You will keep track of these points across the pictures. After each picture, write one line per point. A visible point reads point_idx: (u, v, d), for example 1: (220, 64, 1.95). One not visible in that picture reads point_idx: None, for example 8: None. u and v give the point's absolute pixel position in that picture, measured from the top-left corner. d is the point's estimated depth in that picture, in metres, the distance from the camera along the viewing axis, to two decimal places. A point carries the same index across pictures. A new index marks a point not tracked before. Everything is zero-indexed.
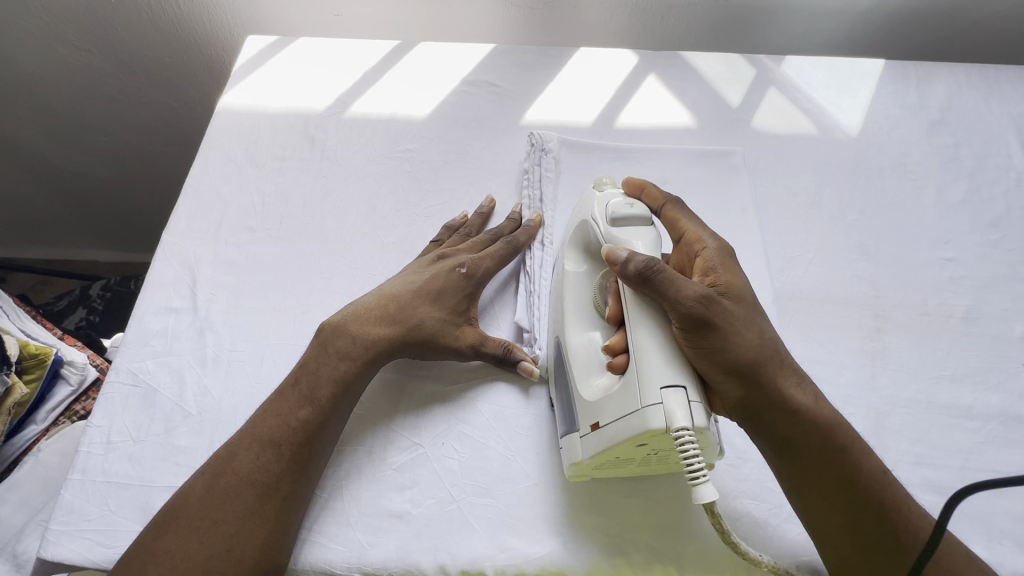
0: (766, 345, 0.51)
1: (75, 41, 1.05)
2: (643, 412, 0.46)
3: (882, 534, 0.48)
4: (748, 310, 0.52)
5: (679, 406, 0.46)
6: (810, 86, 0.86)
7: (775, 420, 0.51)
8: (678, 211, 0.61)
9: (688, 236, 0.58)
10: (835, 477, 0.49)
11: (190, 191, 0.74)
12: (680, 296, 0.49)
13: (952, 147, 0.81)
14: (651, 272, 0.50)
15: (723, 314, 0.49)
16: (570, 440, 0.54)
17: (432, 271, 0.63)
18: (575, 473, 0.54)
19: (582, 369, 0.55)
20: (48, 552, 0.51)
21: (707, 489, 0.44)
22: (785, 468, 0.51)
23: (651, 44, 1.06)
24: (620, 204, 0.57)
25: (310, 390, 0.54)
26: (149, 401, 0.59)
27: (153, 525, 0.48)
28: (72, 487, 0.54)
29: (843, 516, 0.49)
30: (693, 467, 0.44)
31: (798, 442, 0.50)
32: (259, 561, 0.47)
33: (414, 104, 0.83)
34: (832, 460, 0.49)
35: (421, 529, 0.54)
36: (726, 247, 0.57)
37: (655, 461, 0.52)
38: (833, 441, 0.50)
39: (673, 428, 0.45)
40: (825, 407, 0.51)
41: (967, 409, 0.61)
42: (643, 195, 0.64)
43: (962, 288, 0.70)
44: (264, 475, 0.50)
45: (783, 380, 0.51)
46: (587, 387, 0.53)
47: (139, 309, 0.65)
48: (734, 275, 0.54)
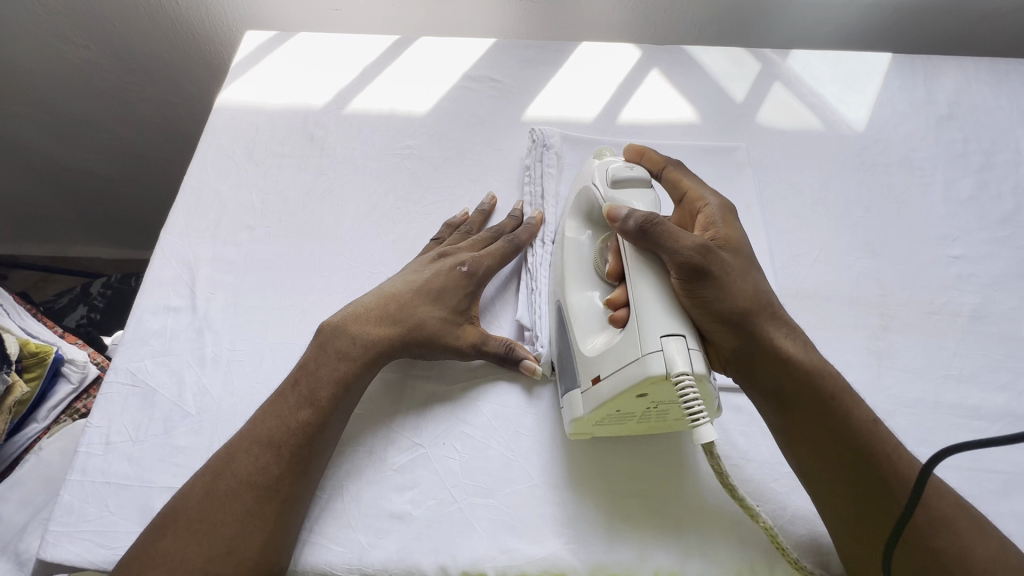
0: (761, 298, 0.53)
1: (73, 37, 1.04)
2: (644, 360, 0.47)
3: (871, 489, 0.48)
4: (744, 262, 0.54)
5: (679, 352, 0.47)
6: (816, 80, 0.85)
7: (767, 370, 0.52)
8: (679, 172, 0.63)
9: (690, 194, 0.61)
10: (827, 427, 0.50)
11: (189, 189, 0.73)
12: (679, 246, 0.51)
13: (960, 143, 0.80)
14: (650, 225, 0.52)
15: (719, 264, 0.51)
16: (570, 397, 0.55)
17: (433, 269, 0.62)
18: (575, 430, 0.55)
19: (582, 326, 0.56)
20: (47, 553, 0.51)
21: (707, 430, 0.45)
22: (779, 420, 0.52)
23: (654, 38, 1.04)
24: (621, 168, 0.60)
25: (311, 391, 0.53)
26: (148, 401, 0.59)
27: (152, 529, 0.47)
28: (71, 488, 0.54)
29: (835, 468, 0.49)
30: (693, 411, 0.45)
31: (791, 393, 0.51)
32: (259, 563, 0.47)
33: (414, 100, 0.82)
34: (826, 411, 0.50)
35: (421, 529, 0.53)
36: (728, 204, 0.59)
37: (654, 418, 0.53)
38: (824, 392, 0.50)
39: (673, 373, 0.46)
40: (819, 357, 0.52)
41: (974, 409, 0.61)
42: (641, 161, 0.65)
43: (970, 286, 0.69)
44: (263, 477, 0.49)
45: (777, 330, 0.52)
46: (587, 343, 0.55)
47: (137, 308, 0.64)
48: (733, 229, 0.56)
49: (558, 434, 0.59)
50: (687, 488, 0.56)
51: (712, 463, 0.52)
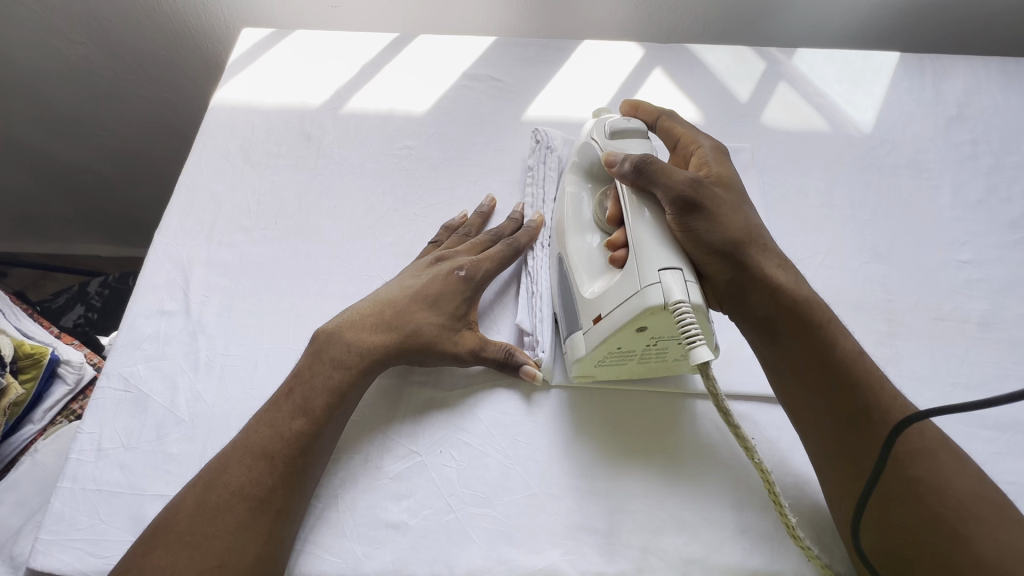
0: (751, 230, 0.56)
1: (70, 34, 1.03)
2: (643, 293, 0.50)
3: (852, 414, 0.50)
4: (735, 198, 0.58)
5: (676, 283, 0.50)
6: (822, 80, 0.84)
7: (757, 298, 0.55)
8: (672, 120, 0.66)
9: (684, 139, 0.64)
10: (809, 352, 0.53)
11: (183, 191, 0.72)
12: (672, 181, 0.55)
13: (969, 145, 0.78)
14: (644, 164, 0.56)
15: (709, 198, 0.55)
16: (573, 340, 0.58)
17: (430, 274, 0.61)
18: (579, 373, 0.58)
19: (582, 272, 0.59)
20: (38, 562, 0.50)
21: (702, 351, 0.46)
22: (767, 347, 0.56)
23: (657, 36, 1.03)
24: (618, 121, 0.63)
25: (305, 401, 0.52)
26: (140, 407, 0.58)
27: (142, 541, 0.46)
28: (62, 495, 0.53)
29: (816, 394, 0.52)
30: (689, 334, 0.47)
31: (777, 320, 0.55)
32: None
33: (413, 100, 0.80)
34: (808, 336, 0.53)
35: (417, 540, 0.52)
36: (720, 147, 0.63)
37: (655, 357, 0.56)
38: (809, 319, 0.53)
39: (670, 302, 0.49)
40: (804, 287, 0.55)
41: (982, 418, 0.59)
42: (637, 113, 0.69)
43: (978, 291, 0.68)
44: (257, 489, 0.48)
45: (766, 260, 0.56)
46: (589, 286, 0.57)
47: (131, 311, 0.63)
48: (725, 168, 0.60)
49: (558, 444, 0.58)
50: (692, 501, 0.55)
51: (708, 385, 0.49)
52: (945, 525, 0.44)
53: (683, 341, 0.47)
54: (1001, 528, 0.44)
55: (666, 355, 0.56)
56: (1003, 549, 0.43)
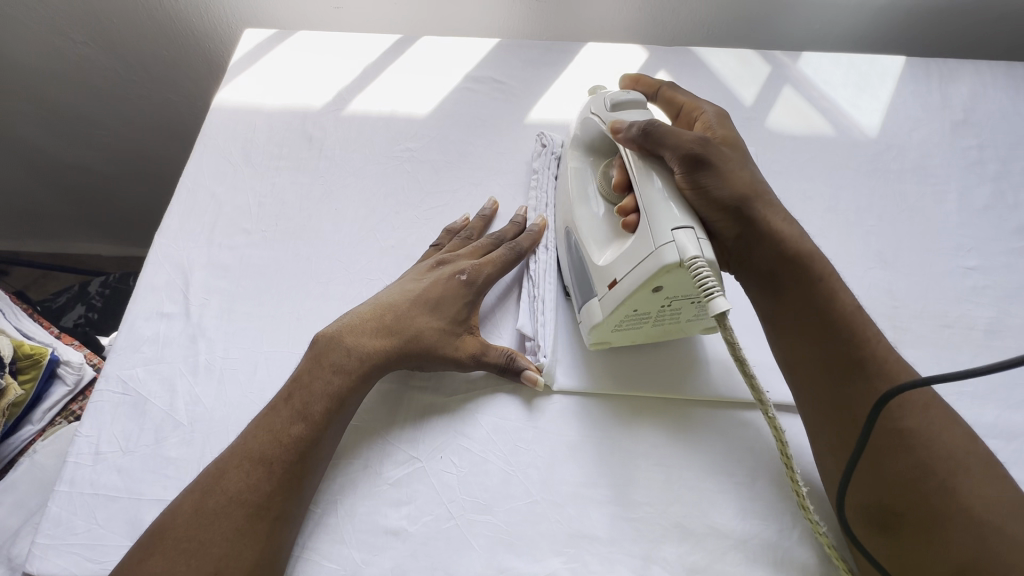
0: (756, 185, 0.57)
1: (71, 33, 1.02)
2: (658, 252, 0.50)
3: (851, 368, 0.50)
4: (740, 156, 0.59)
5: (690, 241, 0.49)
6: (827, 84, 0.83)
7: (763, 253, 0.55)
8: (673, 90, 0.67)
9: (687, 107, 0.65)
10: (811, 303, 0.53)
11: (184, 192, 0.72)
12: (680, 141, 0.54)
13: (976, 150, 0.78)
14: (651, 128, 0.55)
15: (717, 156, 0.55)
16: (588, 307, 0.58)
17: (431, 278, 0.60)
18: (596, 339, 0.58)
19: (594, 241, 0.59)
20: (35, 567, 0.50)
21: (720, 302, 0.47)
22: (772, 306, 0.56)
23: (661, 39, 1.02)
24: (617, 93, 0.62)
25: (304, 406, 0.52)
26: (139, 410, 0.58)
27: (139, 547, 0.46)
28: (59, 499, 0.53)
29: (817, 347, 0.52)
30: (706, 286, 0.47)
31: (781, 273, 0.55)
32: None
33: (415, 103, 0.80)
34: (810, 289, 0.54)
35: (417, 547, 0.52)
36: (722, 111, 0.64)
37: (669, 320, 0.56)
38: (811, 271, 0.54)
39: (686, 259, 0.49)
40: (806, 241, 0.56)
41: (989, 427, 0.59)
42: (638, 87, 0.70)
43: (984, 299, 0.67)
44: (255, 495, 0.48)
45: (771, 215, 0.56)
46: (601, 254, 0.57)
47: (130, 313, 0.63)
48: (729, 130, 0.61)
49: (559, 449, 0.57)
50: (694, 509, 0.54)
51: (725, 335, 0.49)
52: (933, 477, 0.45)
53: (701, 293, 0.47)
54: (987, 482, 0.45)
55: (681, 317, 0.56)
56: (988, 502, 0.43)
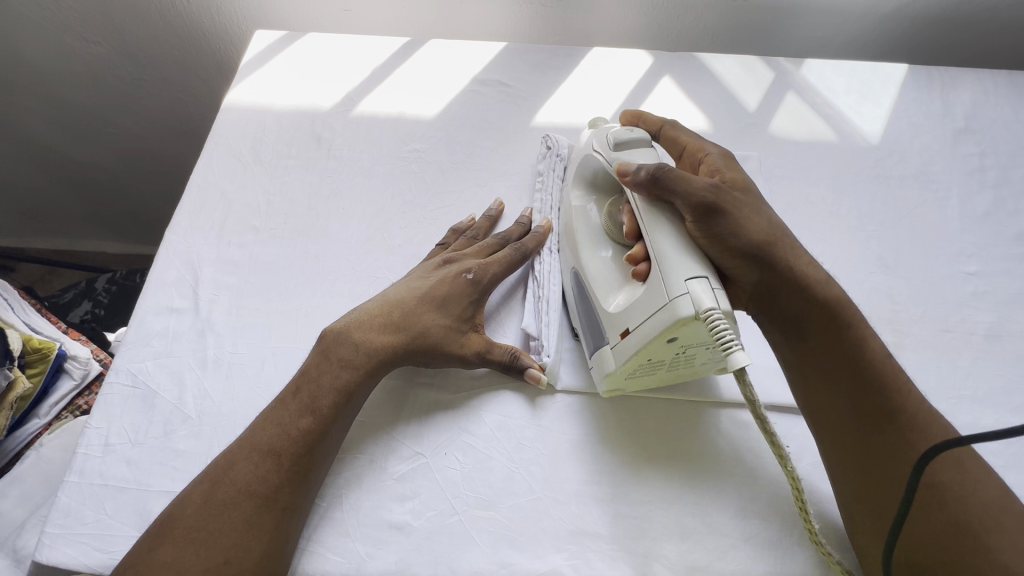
0: (774, 231, 0.55)
1: (84, 33, 1.04)
2: (672, 305, 0.48)
3: (880, 419, 0.50)
4: (753, 200, 0.57)
5: (705, 291, 0.48)
6: (830, 90, 0.84)
7: (787, 299, 0.55)
8: (676, 129, 0.65)
9: (690, 147, 0.63)
10: (837, 351, 0.53)
11: (194, 189, 0.73)
12: (691, 188, 0.53)
13: (977, 157, 0.79)
14: (661, 174, 0.54)
15: (732, 203, 0.54)
16: (600, 355, 0.57)
17: (439, 275, 0.61)
18: (608, 386, 0.57)
19: (604, 288, 0.58)
20: (44, 555, 0.50)
21: (739, 356, 0.46)
22: (793, 351, 0.55)
23: (665, 45, 1.04)
24: (620, 131, 0.61)
25: (312, 399, 0.53)
26: (148, 403, 0.58)
27: (149, 536, 0.47)
28: (69, 490, 0.54)
29: (846, 399, 0.52)
30: (723, 338, 0.46)
31: (806, 319, 0.54)
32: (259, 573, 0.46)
33: (422, 104, 0.81)
34: (838, 337, 0.53)
35: (421, 541, 0.53)
36: (728, 153, 0.62)
37: (683, 364, 0.55)
38: (839, 317, 0.53)
39: (701, 311, 0.47)
40: (833, 286, 0.55)
41: (987, 431, 0.59)
42: (640, 123, 0.68)
43: (985, 304, 0.68)
44: (263, 486, 0.48)
45: (795, 259, 0.55)
46: (611, 302, 0.56)
47: (140, 308, 0.64)
48: (737, 172, 0.59)
49: (560, 447, 0.58)
50: (694, 506, 0.55)
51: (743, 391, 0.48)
52: (969, 535, 0.45)
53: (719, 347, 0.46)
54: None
55: (695, 363, 0.55)
56: None
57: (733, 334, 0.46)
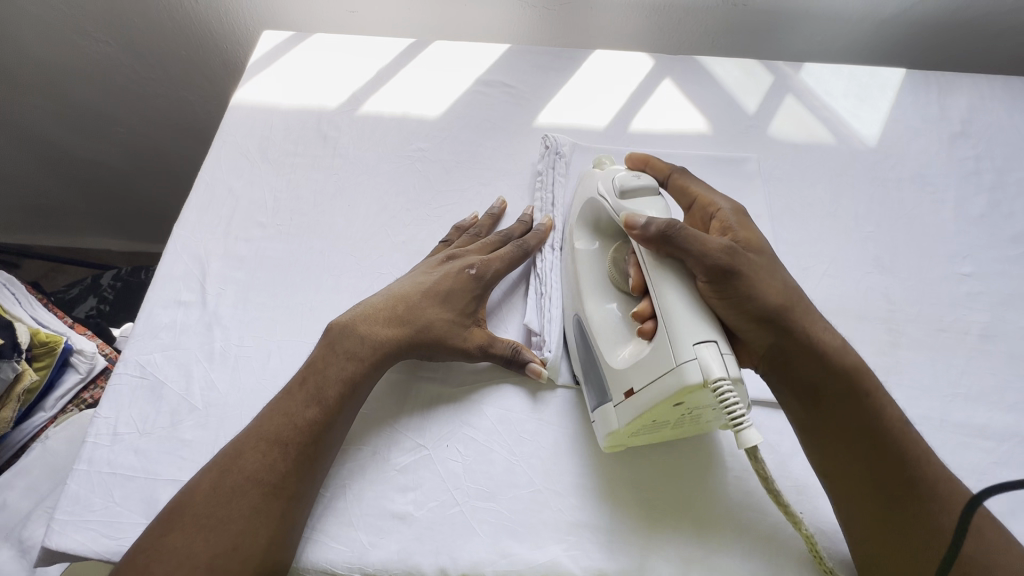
0: (789, 293, 0.54)
1: (94, 32, 1.06)
2: (680, 370, 0.48)
3: (898, 486, 0.49)
4: (767, 261, 0.56)
5: (714, 358, 0.47)
6: (829, 94, 0.85)
7: (802, 363, 0.53)
8: (685, 179, 0.63)
9: (700, 200, 0.61)
10: (854, 420, 0.51)
11: (203, 186, 0.74)
12: (706, 249, 0.51)
13: (973, 160, 0.80)
14: (673, 231, 0.52)
15: (747, 266, 0.53)
16: (604, 411, 0.55)
17: (442, 271, 0.63)
18: (610, 444, 0.55)
19: (608, 340, 0.57)
20: (53, 542, 0.51)
21: (751, 433, 0.46)
22: (807, 414, 0.54)
23: (667, 48, 1.05)
24: (627, 178, 0.60)
25: (318, 390, 0.54)
26: (156, 394, 0.60)
27: (158, 523, 0.48)
28: (78, 478, 0.55)
29: (864, 469, 0.50)
30: (734, 414, 0.46)
31: (822, 384, 0.53)
32: (265, 559, 0.47)
33: (427, 104, 0.82)
34: (856, 406, 0.52)
35: (422, 531, 0.54)
36: (740, 208, 0.60)
37: (688, 423, 0.54)
38: (857, 386, 0.52)
39: (710, 380, 0.46)
40: (849, 351, 0.54)
41: (981, 429, 0.60)
42: (647, 169, 0.66)
43: (980, 304, 0.69)
44: (270, 475, 0.49)
45: (812, 325, 0.54)
46: (615, 356, 0.55)
47: (149, 301, 0.65)
48: (752, 232, 0.57)
49: (560, 441, 0.59)
50: (692, 499, 0.56)
51: (756, 468, 0.49)
52: None
53: (730, 421, 0.46)
54: None
55: (701, 421, 0.54)
56: None
57: (744, 409, 0.46)
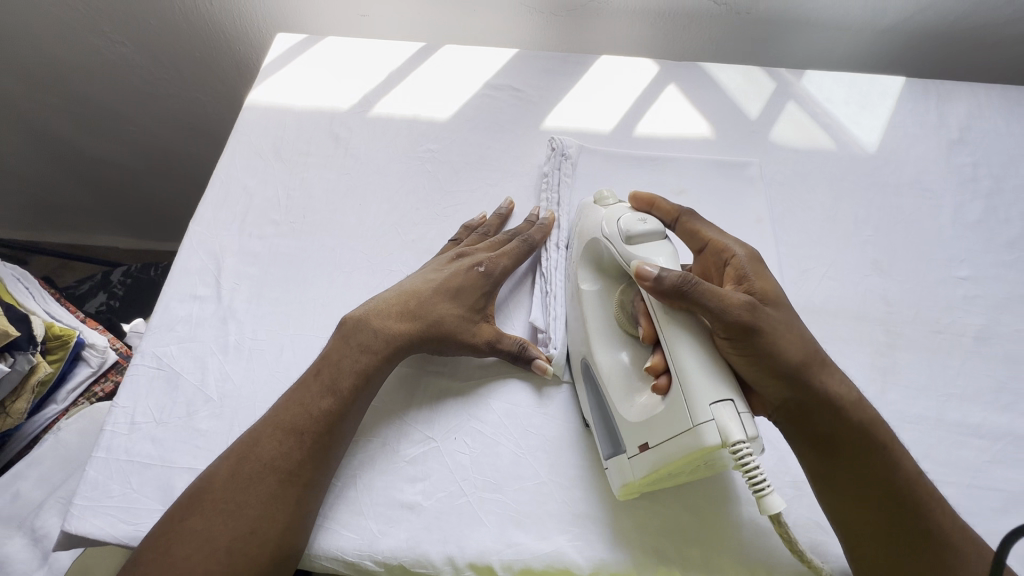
0: (809, 348, 0.53)
1: (110, 33, 1.07)
2: (697, 431, 0.47)
3: (916, 539, 0.49)
4: (786, 314, 0.53)
5: (732, 419, 0.47)
6: (830, 101, 0.87)
7: (819, 420, 0.52)
8: (694, 222, 0.62)
9: (713, 244, 0.60)
10: (872, 477, 0.51)
11: (218, 183, 0.76)
12: (723, 306, 0.50)
13: (970, 167, 0.82)
14: (690, 285, 0.50)
15: (767, 320, 0.51)
16: (617, 460, 0.55)
17: (452, 268, 0.64)
18: (624, 492, 0.54)
19: (619, 390, 0.56)
20: (72, 526, 0.53)
21: (773, 499, 0.47)
22: (826, 470, 0.52)
23: (671, 55, 1.07)
24: (633, 222, 0.58)
25: (333, 380, 0.56)
26: (172, 385, 0.61)
27: (179, 505, 0.50)
28: (96, 465, 0.56)
29: (882, 523, 0.50)
30: (756, 479, 0.47)
31: (840, 440, 0.52)
32: (281, 542, 0.49)
33: (436, 107, 0.84)
34: (874, 461, 0.51)
35: (431, 520, 0.55)
36: (755, 253, 0.58)
37: (699, 472, 0.53)
38: (875, 441, 0.51)
39: (729, 442, 0.46)
40: (866, 406, 0.53)
41: (976, 428, 0.62)
42: (653, 211, 0.65)
43: (976, 307, 0.70)
44: (286, 462, 0.52)
45: (830, 380, 0.52)
46: (629, 408, 0.54)
47: (165, 295, 0.67)
48: (768, 281, 0.55)
49: (565, 437, 0.60)
50: (691, 494, 0.57)
51: (782, 532, 0.49)
52: None
53: (751, 484, 0.47)
54: None
55: (711, 470, 0.54)
56: None
57: (766, 475, 0.47)
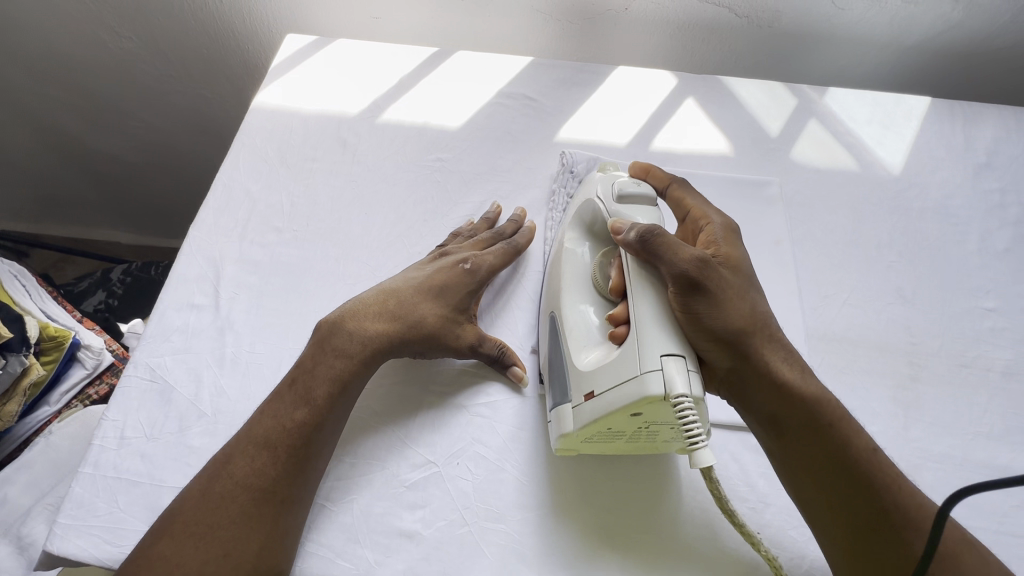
0: (759, 318, 0.51)
1: (117, 27, 1.05)
2: (642, 378, 0.44)
3: (875, 519, 0.47)
4: (743, 281, 0.52)
5: (679, 372, 0.44)
6: (853, 119, 0.84)
7: (764, 394, 0.50)
8: (683, 190, 0.60)
9: (694, 213, 0.58)
10: (818, 450, 0.49)
11: (220, 187, 0.73)
12: (677, 258, 0.48)
13: (998, 193, 0.79)
14: (649, 236, 0.49)
15: (717, 280, 0.49)
16: (559, 412, 0.53)
17: (436, 267, 0.63)
18: (563, 447, 0.53)
19: (577, 341, 0.54)
20: (54, 546, 0.50)
21: (704, 455, 0.44)
22: (779, 448, 0.51)
23: (687, 66, 1.04)
24: (627, 182, 0.57)
25: (307, 389, 0.53)
26: (165, 398, 0.59)
27: (152, 532, 0.47)
28: (82, 481, 0.54)
29: (835, 504, 0.48)
30: (692, 434, 0.43)
31: (785, 416, 0.50)
32: (257, 566, 0.47)
33: (448, 115, 0.82)
34: (821, 440, 0.49)
35: (430, 551, 0.52)
36: (732, 224, 0.56)
37: (643, 438, 0.51)
38: (820, 420, 0.49)
39: (671, 395, 0.43)
40: (818, 383, 0.51)
41: (1003, 470, 0.59)
42: (648, 178, 0.63)
43: (1003, 340, 0.68)
44: (260, 480, 0.49)
45: (771, 355, 0.51)
46: (583, 359, 0.52)
47: (162, 302, 0.64)
48: (735, 248, 0.54)
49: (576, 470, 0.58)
50: (704, 531, 0.55)
51: (711, 488, 0.50)
52: None
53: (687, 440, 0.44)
54: None
55: (657, 441, 0.51)
56: None
57: (704, 430, 0.44)
